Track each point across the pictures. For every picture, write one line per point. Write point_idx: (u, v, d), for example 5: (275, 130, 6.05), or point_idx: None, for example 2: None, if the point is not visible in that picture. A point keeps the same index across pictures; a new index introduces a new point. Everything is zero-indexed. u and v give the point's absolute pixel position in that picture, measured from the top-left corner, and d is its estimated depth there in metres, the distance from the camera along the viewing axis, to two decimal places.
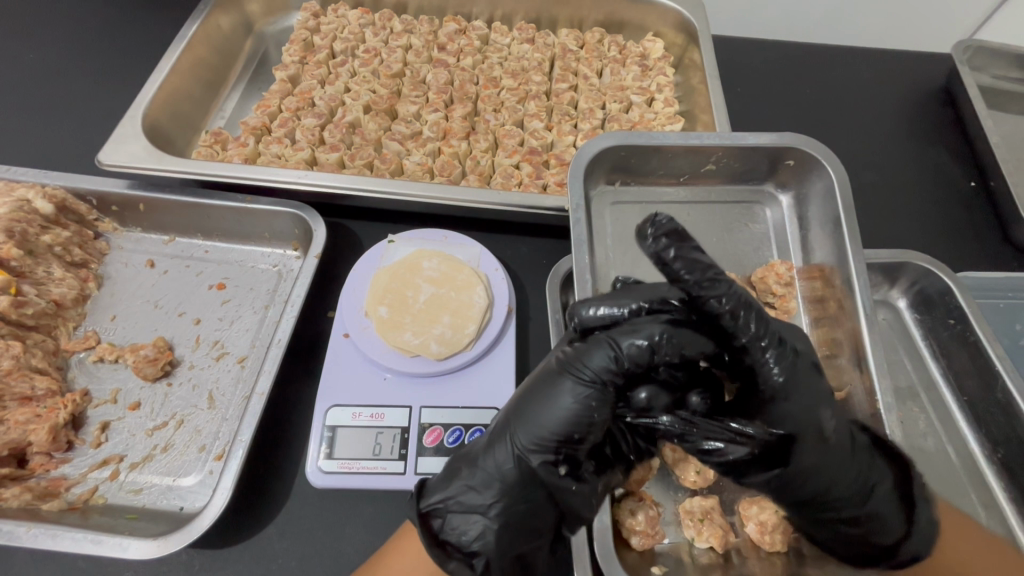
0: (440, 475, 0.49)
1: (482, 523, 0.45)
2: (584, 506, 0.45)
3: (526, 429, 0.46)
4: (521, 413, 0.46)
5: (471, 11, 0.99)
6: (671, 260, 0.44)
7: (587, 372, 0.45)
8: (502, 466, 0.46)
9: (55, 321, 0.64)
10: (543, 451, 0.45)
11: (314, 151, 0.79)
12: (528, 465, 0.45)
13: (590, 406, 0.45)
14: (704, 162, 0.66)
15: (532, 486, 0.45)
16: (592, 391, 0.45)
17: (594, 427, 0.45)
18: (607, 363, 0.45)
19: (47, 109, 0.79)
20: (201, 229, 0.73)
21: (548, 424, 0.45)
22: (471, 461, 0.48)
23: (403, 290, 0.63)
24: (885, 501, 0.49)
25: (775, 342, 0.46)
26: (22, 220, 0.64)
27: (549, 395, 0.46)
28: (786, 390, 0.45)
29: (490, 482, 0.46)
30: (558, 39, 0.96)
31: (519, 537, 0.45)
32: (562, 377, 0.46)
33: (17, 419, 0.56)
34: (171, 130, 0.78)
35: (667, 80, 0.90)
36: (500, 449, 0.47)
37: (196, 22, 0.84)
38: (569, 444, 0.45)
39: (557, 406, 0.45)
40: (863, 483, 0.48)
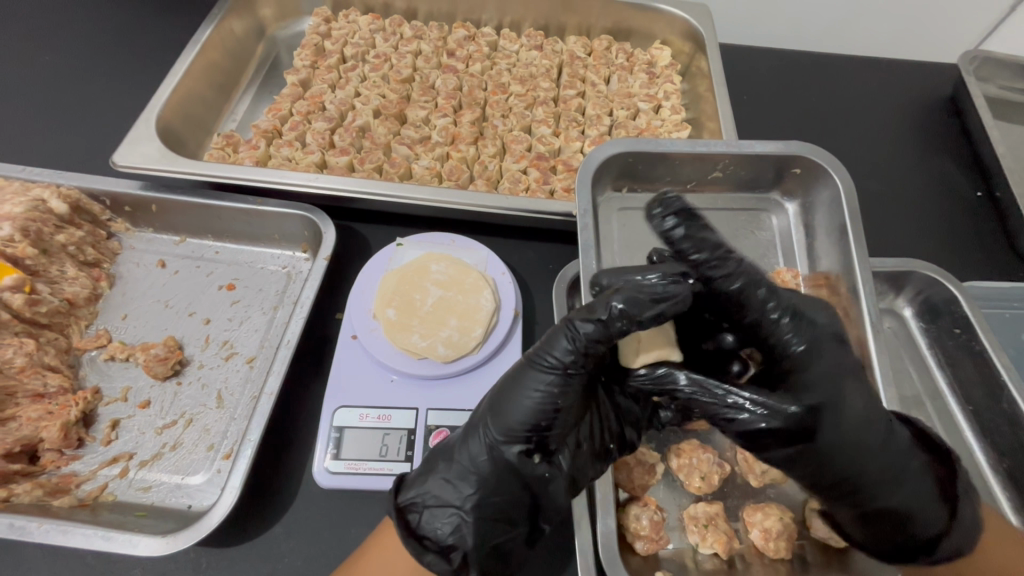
0: (417, 470, 0.50)
1: (458, 516, 0.46)
2: (558, 494, 0.47)
3: (496, 421, 0.47)
4: (492, 407, 0.47)
5: (480, 18, 1.00)
6: (681, 239, 0.53)
7: (549, 360, 0.46)
8: (475, 458, 0.47)
9: (67, 319, 0.65)
10: (513, 441, 0.46)
11: (324, 154, 0.80)
12: (500, 456, 0.46)
13: (555, 392, 0.46)
14: (710, 170, 0.66)
15: (505, 475, 0.46)
16: (554, 378, 0.46)
17: (560, 413, 0.46)
18: (568, 346, 0.46)
19: (62, 110, 0.80)
20: (212, 230, 0.74)
21: (515, 415, 0.46)
22: (447, 455, 0.49)
23: (410, 293, 0.64)
24: (920, 492, 0.49)
25: (789, 313, 0.51)
26: (37, 220, 0.65)
27: (516, 387, 0.47)
28: (807, 360, 0.49)
29: (466, 475, 0.47)
30: (566, 46, 0.97)
31: (496, 528, 0.46)
32: (526, 369, 0.47)
33: (30, 416, 0.57)
34: (184, 132, 0.79)
35: (673, 87, 0.91)
36: (473, 442, 0.48)
37: (210, 26, 0.85)
38: (539, 432, 0.46)
39: (525, 396, 0.46)
40: (899, 468, 0.49)
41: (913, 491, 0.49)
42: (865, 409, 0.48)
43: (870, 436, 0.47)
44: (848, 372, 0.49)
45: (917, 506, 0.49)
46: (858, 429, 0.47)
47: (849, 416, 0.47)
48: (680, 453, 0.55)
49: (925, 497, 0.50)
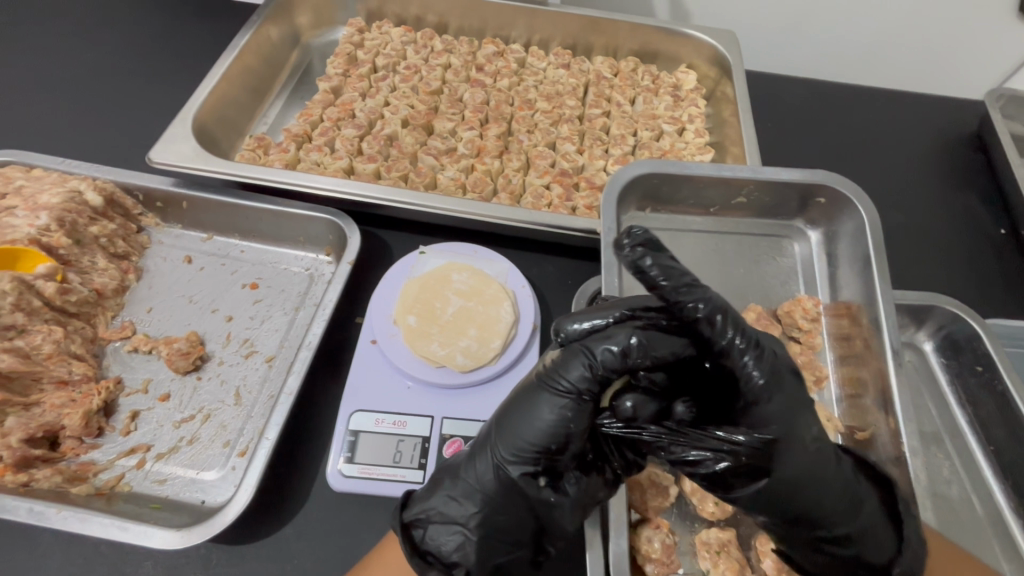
0: (425, 486, 0.52)
1: (462, 534, 0.48)
2: (566, 520, 0.47)
3: (505, 442, 0.47)
4: (502, 428, 0.47)
5: (510, 35, 1.03)
6: (648, 264, 0.42)
7: (563, 383, 0.45)
8: (482, 477, 0.48)
9: (95, 309, 0.66)
10: (521, 463, 0.46)
11: (352, 161, 0.81)
12: (507, 477, 0.47)
13: (567, 417, 0.45)
14: (735, 195, 0.67)
15: (512, 497, 0.47)
16: (568, 402, 0.45)
17: (572, 438, 0.45)
18: (583, 373, 0.44)
19: (102, 106, 0.83)
20: (238, 229, 0.75)
21: (524, 440, 0.46)
22: (455, 472, 0.50)
23: (431, 301, 0.65)
24: (875, 517, 0.48)
25: (753, 344, 0.43)
26: (73, 211, 0.67)
27: (528, 409, 0.46)
28: (767, 392, 0.43)
29: (472, 494, 0.48)
30: (594, 66, 0.98)
31: (498, 547, 0.48)
32: (540, 391, 0.46)
33: (54, 402, 0.58)
34: (217, 132, 0.81)
35: (697, 111, 0.92)
36: (481, 461, 0.49)
37: (249, 32, 0.88)
38: (549, 456, 0.46)
39: (537, 418, 0.46)
40: (849, 493, 0.47)
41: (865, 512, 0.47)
42: (816, 438, 0.46)
43: (821, 469, 0.45)
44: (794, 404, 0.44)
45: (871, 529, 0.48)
46: (807, 459, 0.45)
47: (798, 449, 0.44)
48: None
49: (878, 519, 0.48)
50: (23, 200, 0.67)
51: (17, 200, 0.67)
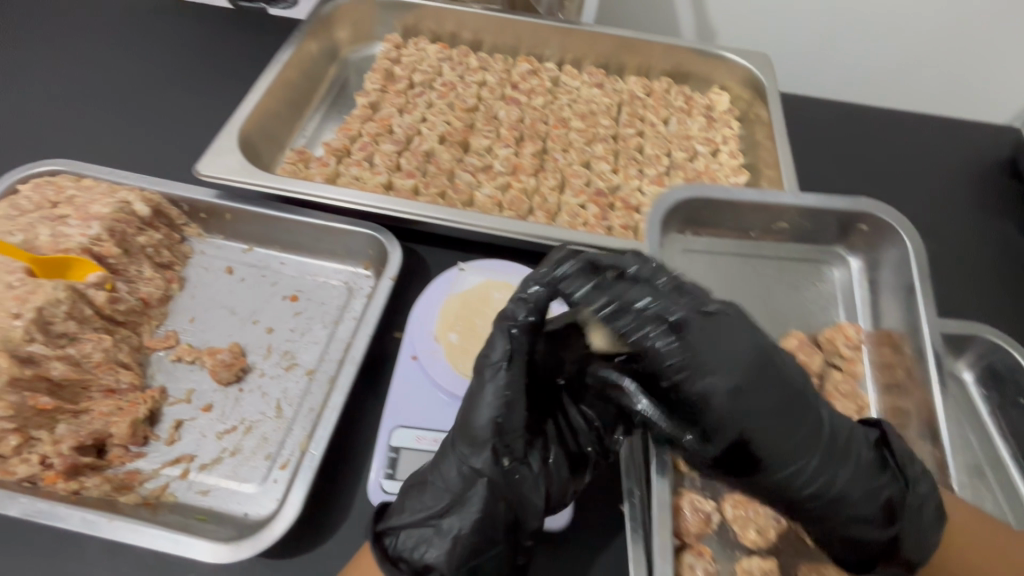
0: (397, 497, 0.52)
1: (434, 537, 0.48)
2: (534, 496, 0.49)
3: (461, 435, 0.49)
4: (456, 422, 0.50)
5: (543, 53, 1.04)
6: (561, 277, 0.47)
7: (497, 372, 0.48)
8: (448, 477, 0.49)
9: (141, 318, 0.67)
10: (478, 450, 0.48)
11: (391, 176, 0.82)
12: (469, 469, 0.48)
13: (507, 398, 0.47)
14: (776, 220, 0.67)
15: (477, 487, 0.48)
16: (507, 386, 0.48)
17: (516, 415, 0.48)
18: (508, 353, 0.48)
19: (149, 118, 0.85)
20: (279, 241, 0.76)
21: (474, 427, 0.48)
22: (422, 480, 0.51)
23: (472, 318, 0.66)
24: (868, 508, 0.49)
25: (682, 351, 0.44)
26: (123, 221, 0.68)
27: (473, 399, 0.49)
28: (709, 402, 0.44)
29: (439, 494, 0.49)
30: (627, 85, 0.99)
31: (473, 544, 0.48)
32: (480, 380, 0.49)
33: (101, 410, 0.59)
34: (259, 145, 0.83)
35: (731, 133, 0.93)
36: (444, 461, 0.50)
37: (291, 48, 0.90)
38: (501, 438, 0.48)
39: (482, 406, 0.48)
40: (828, 484, 0.48)
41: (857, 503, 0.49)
42: (788, 436, 0.46)
43: (789, 463, 0.47)
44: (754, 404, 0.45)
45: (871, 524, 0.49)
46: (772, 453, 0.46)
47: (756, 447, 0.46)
48: (736, 503, 0.55)
49: (873, 510, 0.49)
50: (75, 209, 0.68)
51: (69, 209, 0.68)
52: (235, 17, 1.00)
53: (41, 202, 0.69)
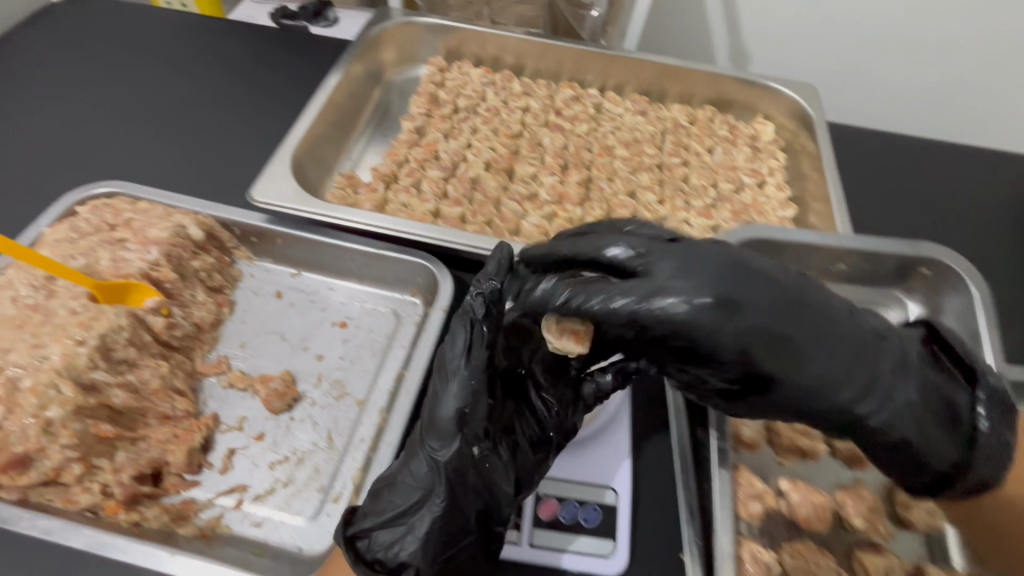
0: (366, 501, 0.52)
1: (408, 536, 0.49)
2: (503, 484, 0.50)
3: (428, 429, 0.49)
4: (423, 414, 0.50)
5: (586, 78, 1.05)
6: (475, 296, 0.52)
7: (457, 363, 0.49)
8: (417, 474, 0.50)
9: (194, 343, 0.68)
10: (444, 443, 0.48)
11: (438, 204, 0.82)
12: (436, 463, 0.49)
13: (475, 386, 0.49)
14: (834, 262, 0.66)
15: (446, 480, 0.48)
16: (467, 376, 0.49)
17: (479, 404, 0.49)
18: (466, 344, 0.50)
19: (202, 142, 0.87)
20: (328, 266, 0.76)
21: (440, 421, 0.49)
22: (391, 480, 0.51)
23: None
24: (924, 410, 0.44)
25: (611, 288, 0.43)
26: (179, 246, 0.69)
27: (438, 391, 0.50)
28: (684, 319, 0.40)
29: (408, 492, 0.50)
30: (671, 113, 0.99)
31: (448, 535, 0.49)
32: (443, 373, 0.50)
33: (158, 438, 0.59)
34: (309, 169, 0.84)
35: (777, 164, 0.92)
36: (414, 457, 0.50)
37: (340, 72, 0.91)
38: (465, 428, 0.48)
39: (447, 398, 0.49)
40: (870, 391, 0.42)
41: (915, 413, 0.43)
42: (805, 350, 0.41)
43: (824, 377, 0.41)
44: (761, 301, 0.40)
45: (936, 436, 0.44)
46: (802, 367, 0.41)
47: (779, 357, 0.40)
48: (796, 553, 0.54)
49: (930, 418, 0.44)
50: (134, 233, 0.69)
51: (127, 233, 0.69)
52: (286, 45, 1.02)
53: (100, 225, 0.70)
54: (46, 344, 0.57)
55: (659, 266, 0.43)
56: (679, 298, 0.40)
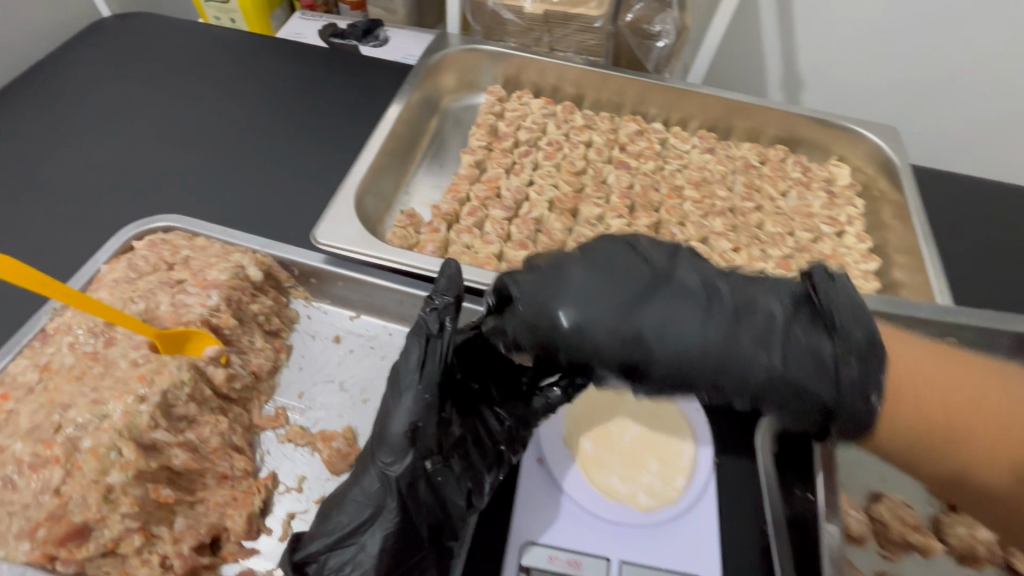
0: (313, 523, 0.51)
1: (359, 556, 0.48)
2: (454, 495, 0.52)
3: (379, 445, 0.50)
4: (375, 430, 0.51)
5: (648, 111, 1.00)
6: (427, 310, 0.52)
7: (408, 378, 0.50)
8: (369, 490, 0.49)
9: (251, 393, 0.64)
10: (397, 458, 0.49)
11: (503, 246, 0.78)
12: (389, 479, 0.49)
13: (430, 402, 0.49)
14: (946, 336, 0.61)
15: (398, 495, 0.49)
16: (420, 391, 0.49)
17: (432, 417, 0.50)
18: (420, 358, 0.50)
19: (260, 174, 0.84)
20: (389, 311, 0.73)
21: (390, 436, 0.49)
22: (340, 499, 0.51)
23: (608, 424, 0.61)
24: (796, 362, 0.43)
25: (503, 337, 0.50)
26: (238, 289, 0.66)
27: (390, 406, 0.50)
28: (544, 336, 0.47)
29: (359, 509, 0.49)
30: (740, 151, 0.94)
31: (403, 551, 0.49)
32: (395, 388, 0.50)
33: (217, 500, 0.56)
34: (370, 206, 0.81)
35: (856, 212, 0.87)
36: (365, 474, 0.50)
37: (401, 104, 0.88)
38: (417, 441, 0.49)
39: (400, 412, 0.49)
40: (723, 353, 0.43)
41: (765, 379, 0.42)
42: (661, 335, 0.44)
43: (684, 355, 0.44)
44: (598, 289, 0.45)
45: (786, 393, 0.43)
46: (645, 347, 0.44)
47: (623, 343, 0.44)
48: None
49: (803, 370, 0.42)
50: (193, 273, 0.66)
51: (186, 273, 0.66)
52: (341, 72, 1.00)
53: (158, 264, 0.67)
54: (106, 400, 0.53)
55: (534, 270, 0.48)
56: (545, 300, 0.46)
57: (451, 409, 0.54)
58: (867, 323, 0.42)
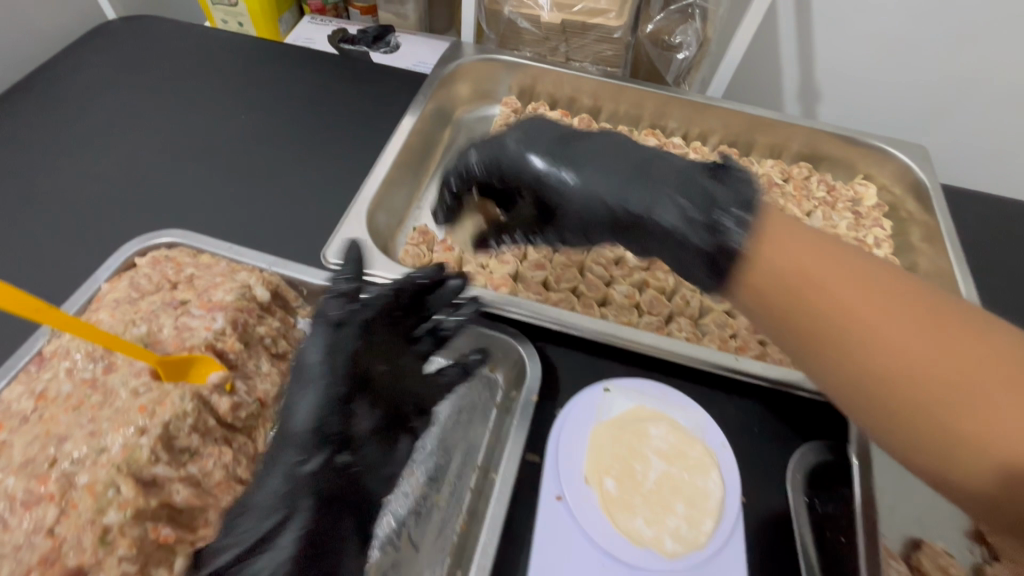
0: (216, 541, 0.48)
1: (271, 557, 0.46)
2: (376, 483, 0.53)
3: (285, 444, 0.50)
4: (281, 429, 0.52)
5: (667, 125, 0.97)
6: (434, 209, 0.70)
7: (314, 372, 0.52)
8: (276, 489, 0.49)
9: (257, 421, 0.62)
10: (303, 451, 0.50)
11: (518, 266, 0.76)
12: (298, 472, 0.49)
13: (339, 394, 0.52)
14: None
15: (310, 485, 0.49)
16: (327, 383, 0.52)
17: (341, 406, 0.52)
18: (323, 353, 0.53)
19: (268, 187, 0.82)
20: None
21: (296, 429, 0.50)
22: (246, 508, 0.49)
23: (630, 460, 0.57)
24: (684, 198, 0.50)
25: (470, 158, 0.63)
26: (244, 310, 0.63)
27: (293, 402, 0.52)
28: (490, 153, 0.61)
29: (268, 511, 0.48)
30: (763, 168, 0.92)
31: (321, 545, 0.48)
32: (300, 383, 0.53)
33: None
34: (383, 222, 0.79)
35: (884, 234, 0.84)
36: (273, 473, 0.50)
37: (414, 115, 0.86)
38: (326, 431, 0.50)
39: (305, 404, 0.51)
40: (627, 199, 0.52)
41: (652, 218, 0.51)
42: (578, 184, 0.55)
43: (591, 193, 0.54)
44: (554, 153, 0.57)
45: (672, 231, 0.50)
46: (566, 187, 0.56)
47: (552, 182, 0.57)
48: None
49: (684, 207, 0.49)
50: (197, 293, 0.63)
51: (190, 293, 0.63)
52: (353, 81, 0.98)
53: (161, 282, 0.64)
54: (104, 432, 0.51)
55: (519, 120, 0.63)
56: (522, 141, 0.59)
57: (365, 401, 0.53)
58: (744, 192, 0.48)
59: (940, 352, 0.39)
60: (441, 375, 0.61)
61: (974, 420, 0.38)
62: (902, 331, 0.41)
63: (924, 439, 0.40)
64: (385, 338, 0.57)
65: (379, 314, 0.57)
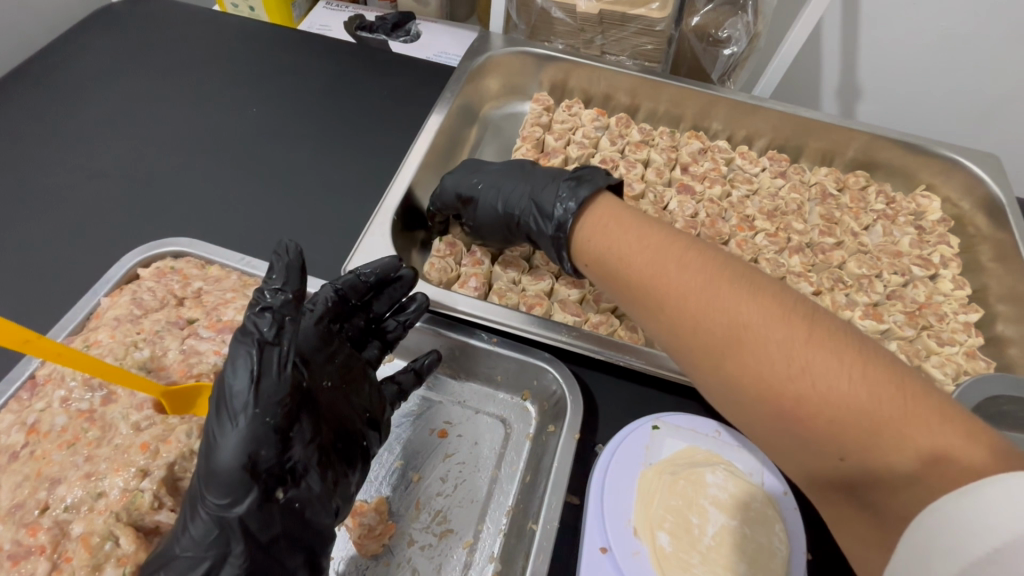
0: None
1: None
2: (319, 513, 0.47)
3: (206, 487, 0.43)
4: (200, 468, 0.43)
5: (710, 126, 0.90)
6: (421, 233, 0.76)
7: (234, 404, 0.44)
8: (205, 537, 0.43)
9: None
10: (230, 495, 0.42)
11: (553, 283, 0.70)
12: (225, 517, 0.43)
13: (272, 426, 0.44)
14: None
15: (242, 528, 0.43)
16: (253, 417, 0.44)
17: (271, 440, 0.44)
18: (249, 381, 0.44)
19: (280, 189, 0.76)
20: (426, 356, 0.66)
21: (220, 471, 0.42)
22: (168, 560, 0.43)
23: (685, 511, 0.51)
24: (545, 194, 0.66)
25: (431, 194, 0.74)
26: None
27: (212, 440, 0.43)
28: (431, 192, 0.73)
29: (196, 562, 0.43)
30: (816, 176, 0.85)
31: None
32: (217, 414, 0.44)
33: None
34: (410, 231, 0.73)
35: (951, 252, 0.77)
36: (196, 519, 0.43)
37: (442, 112, 0.80)
38: (256, 468, 0.43)
39: (227, 442, 0.43)
40: (508, 200, 0.68)
41: (524, 204, 0.67)
42: (478, 186, 0.70)
43: (488, 197, 0.69)
44: (474, 173, 0.72)
45: (524, 208, 0.67)
46: (477, 196, 0.70)
47: (468, 194, 0.70)
48: None
49: (546, 198, 0.65)
50: (205, 312, 0.58)
51: (197, 311, 0.58)
52: (371, 72, 0.91)
53: (166, 298, 0.58)
54: (102, 474, 0.45)
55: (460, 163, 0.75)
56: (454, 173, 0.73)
57: (303, 425, 0.47)
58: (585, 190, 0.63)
59: (752, 332, 0.46)
60: (383, 385, 0.57)
61: (798, 385, 0.43)
62: (727, 309, 0.48)
63: (770, 410, 0.44)
64: (323, 351, 0.52)
65: (317, 324, 0.52)
